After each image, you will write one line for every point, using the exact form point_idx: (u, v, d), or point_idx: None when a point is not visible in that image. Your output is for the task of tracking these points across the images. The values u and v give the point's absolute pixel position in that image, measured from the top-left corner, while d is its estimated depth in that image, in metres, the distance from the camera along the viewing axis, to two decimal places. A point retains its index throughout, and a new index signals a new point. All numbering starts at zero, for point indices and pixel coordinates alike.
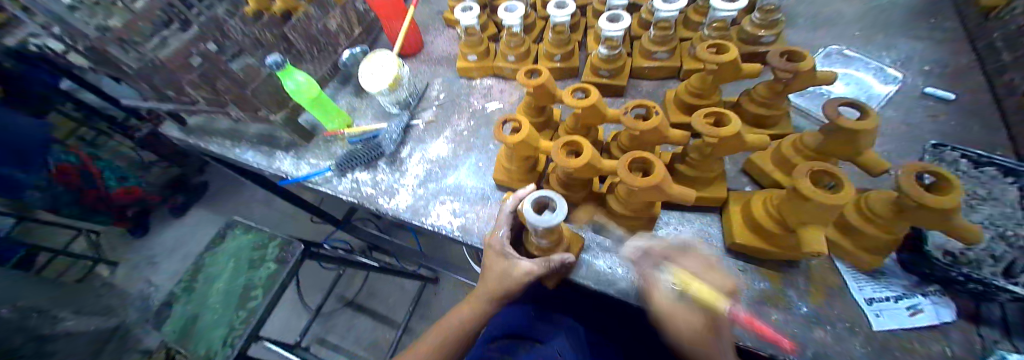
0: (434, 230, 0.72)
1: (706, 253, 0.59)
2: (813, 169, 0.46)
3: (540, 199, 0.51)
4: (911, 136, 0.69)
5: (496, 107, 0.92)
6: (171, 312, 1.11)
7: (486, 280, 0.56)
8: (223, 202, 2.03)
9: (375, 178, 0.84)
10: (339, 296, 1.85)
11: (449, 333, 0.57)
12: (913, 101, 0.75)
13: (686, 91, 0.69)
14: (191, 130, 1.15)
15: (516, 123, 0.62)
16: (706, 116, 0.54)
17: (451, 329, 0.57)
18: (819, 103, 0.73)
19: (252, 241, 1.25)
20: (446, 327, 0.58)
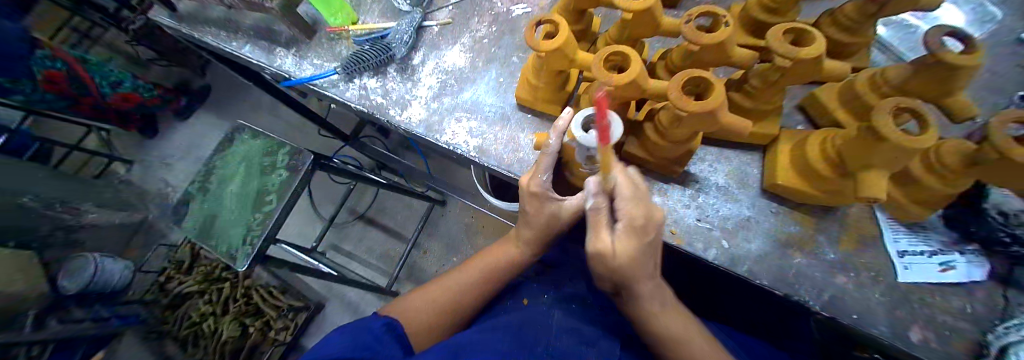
0: (449, 148, 0.68)
1: (740, 193, 0.55)
2: (897, 106, 0.39)
3: (587, 116, 0.47)
4: (998, 86, 0.60)
5: (522, 12, 0.80)
6: (190, 209, 1.17)
7: (539, 221, 0.58)
8: (227, 107, 1.98)
9: (386, 86, 0.77)
10: (351, 209, 1.93)
11: (493, 265, 0.67)
12: (1012, 44, 0.63)
13: (755, 5, 0.57)
14: (181, 17, 1.04)
15: (551, 26, 0.52)
16: (782, 33, 0.45)
17: (497, 263, 0.67)
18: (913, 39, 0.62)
19: (260, 147, 1.23)
20: (491, 261, 0.67)
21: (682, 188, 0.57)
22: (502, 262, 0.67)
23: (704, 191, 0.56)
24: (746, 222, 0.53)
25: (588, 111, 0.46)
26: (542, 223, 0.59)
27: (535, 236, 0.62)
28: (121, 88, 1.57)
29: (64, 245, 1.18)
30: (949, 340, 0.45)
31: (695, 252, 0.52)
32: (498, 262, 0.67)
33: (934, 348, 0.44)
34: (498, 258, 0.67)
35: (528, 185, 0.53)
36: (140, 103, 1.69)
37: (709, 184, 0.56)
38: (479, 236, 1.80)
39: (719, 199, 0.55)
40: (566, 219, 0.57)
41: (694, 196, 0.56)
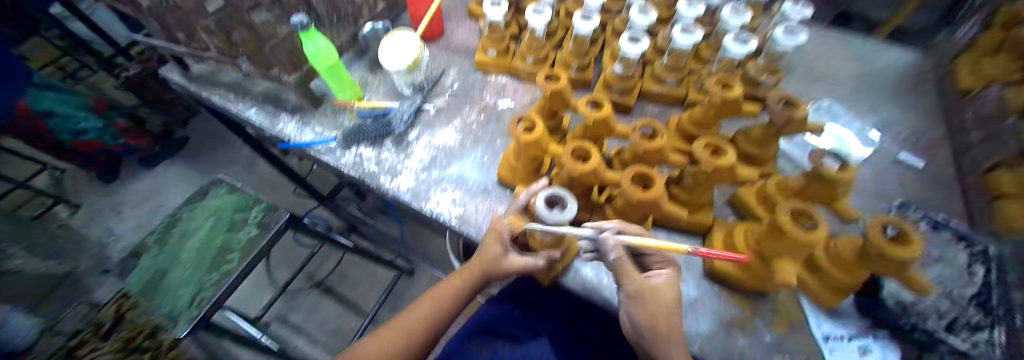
0: (432, 216, 0.74)
1: (687, 275, 0.63)
2: (793, 208, 0.50)
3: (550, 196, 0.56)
4: (883, 195, 0.74)
5: (507, 106, 0.95)
6: (139, 263, 1.10)
7: (482, 257, 0.59)
8: (204, 157, 1.97)
9: (380, 156, 0.85)
10: (309, 275, 1.83)
11: (439, 302, 0.62)
12: (891, 163, 0.80)
13: (688, 121, 0.73)
14: (194, 77, 1.14)
15: (529, 123, 0.64)
16: (705, 145, 0.59)
17: (442, 298, 0.62)
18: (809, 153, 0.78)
19: (234, 202, 1.22)
20: (437, 296, 0.62)
21: None
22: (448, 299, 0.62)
23: None
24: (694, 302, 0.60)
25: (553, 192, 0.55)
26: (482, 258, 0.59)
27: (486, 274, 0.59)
28: (82, 137, 1.58)
29: None
30: None
31: None
32: (443, 298, 0.62)
33: None
34: (442, 296, 0.62)
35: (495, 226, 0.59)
36: (106, 150, 1.71)
37: None
38: None
39: None
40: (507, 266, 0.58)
41: None
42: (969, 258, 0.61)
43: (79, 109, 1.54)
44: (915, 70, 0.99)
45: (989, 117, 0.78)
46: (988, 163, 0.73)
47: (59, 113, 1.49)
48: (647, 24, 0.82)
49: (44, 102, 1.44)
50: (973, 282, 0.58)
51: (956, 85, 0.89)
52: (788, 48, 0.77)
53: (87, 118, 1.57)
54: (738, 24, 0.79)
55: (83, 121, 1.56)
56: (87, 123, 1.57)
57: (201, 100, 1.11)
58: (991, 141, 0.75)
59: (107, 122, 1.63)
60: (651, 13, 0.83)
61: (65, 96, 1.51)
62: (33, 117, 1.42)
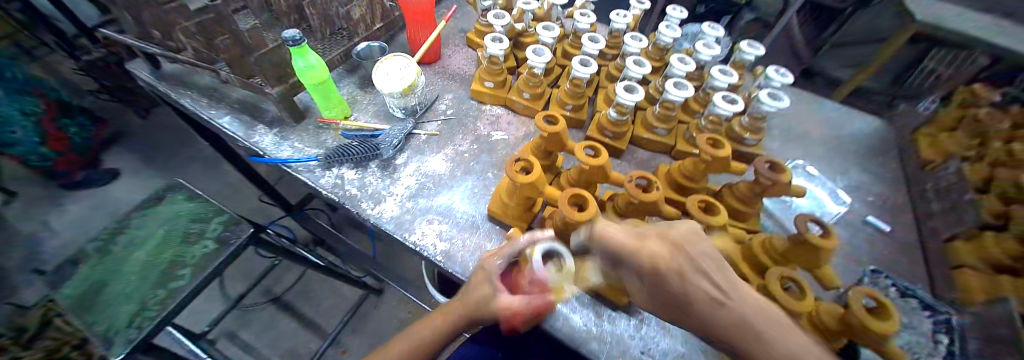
0: (416, 250, 0.70)
1: (674, 328, 0.62)
2: (783, 273, 0.52)
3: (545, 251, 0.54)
4: (853, 256, 0.78)
5: (501, 137, 0.94)
6: (74, 272, 0.97)
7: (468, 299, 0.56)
8: (162, 153, 1.80)
9: (363, 179, 0.80)
10: (266, 289, 1.68)
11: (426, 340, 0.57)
12: (859, 225, 0.84)
13: (678, 172, 0.75)
14: (164, 75, 1.05)
15: (527, 164, 0.63)
16: (697, 201, 0.60)
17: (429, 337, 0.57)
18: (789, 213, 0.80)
19: (193, 211, 1.11)
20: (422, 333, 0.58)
21: (627, 317, 0.62)
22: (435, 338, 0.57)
23: (645, 322, 0.62)
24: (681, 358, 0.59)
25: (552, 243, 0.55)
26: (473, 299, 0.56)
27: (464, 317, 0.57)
28: (6, 148, 1.41)
29: None
30: None
31: None
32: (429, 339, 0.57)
33: None
34: (425, 335, 0.58)
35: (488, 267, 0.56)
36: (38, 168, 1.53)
37: (649, 316, 0.63)
38: None
39: (658, 332, 0.61)
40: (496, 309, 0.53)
41: (635, 327, 0.61)
42: (934, 325, 0.63)
43: (23, 115, 1.43)
44: (878, 137, 1.08)
45: (947, 190, 0.85)
46: (948, 233, 0.79)
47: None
48: (642, 75, 0.85)
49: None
50: (941, 349, 0.60)
51: (919, 155, 0.97)
52: (770, 110, 0.80)
53: (25, 128, 1.43)
54: (726, 83, 0.83)
55: (21, 130, 1.42)
56: (21, 133, 1.42)
57: (169, 101, 1.02)
58: (951, 213, 0.81)
59: (46, 136, 1.48)
60: (646, 65, 0.86)
61: (16, 99, 1.42)
62: None
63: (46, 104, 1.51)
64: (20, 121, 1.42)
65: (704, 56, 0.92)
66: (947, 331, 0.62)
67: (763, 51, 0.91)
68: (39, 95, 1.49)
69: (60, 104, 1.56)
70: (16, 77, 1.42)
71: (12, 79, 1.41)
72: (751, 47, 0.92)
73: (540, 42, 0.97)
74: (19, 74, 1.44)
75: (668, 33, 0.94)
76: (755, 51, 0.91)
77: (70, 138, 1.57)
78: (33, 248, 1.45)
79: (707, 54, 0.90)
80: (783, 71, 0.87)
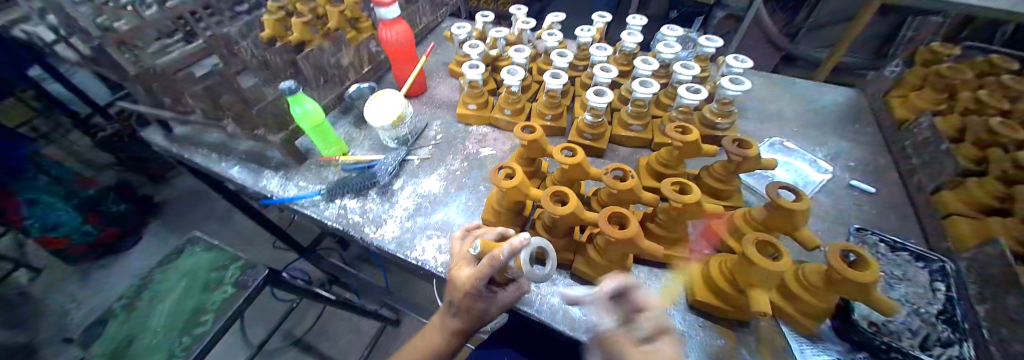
0: (417, 264, 0.73)
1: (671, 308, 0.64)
2: (757, 239, 0.54)
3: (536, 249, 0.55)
4: (842, 220, 0.80)
5: (489, 153, 0.99)
6: (103, 332, 1.01)
7: (466, 316, 0.57)
8: (178, 214, 1.90)
9: (364, 206, 0.86)
10: (285, 334, 1.70)
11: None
12: (844, 189, 0.87)
13: (656, 161, 0.80)
14: (177, 139, 1.15)
15: (509, 170, 0.68)
16: (672, 183, 0.64)
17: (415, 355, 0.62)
18: (765, 183, 0.84)
19: (211, 260, 1.17)
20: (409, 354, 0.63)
21: None
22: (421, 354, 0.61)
23: None
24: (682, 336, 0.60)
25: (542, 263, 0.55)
26: (471, 315, 0.57)
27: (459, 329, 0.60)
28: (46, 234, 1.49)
29: None
30: None
31: None
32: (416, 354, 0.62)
33: None
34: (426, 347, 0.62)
35: (463, 290, 0.53)
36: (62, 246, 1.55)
37: None
38: None
39: None
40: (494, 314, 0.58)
41: None
42: (929, 274, 0.65)
43: (66, 199, 1.51)
44: (853, 107, 1.12)
45: (924, 144, 0.88)
46: (931, 184, 0.81)
47: (42, 203, 1.45)
48: (610, 79, 0.91)
49: (34, 193, 1.43)
50: (938, 296, 0.62)
51: (891, 113, 1.02)
52: (735, 95, 0.85)
53: (67, 210, 1.51)
54: (689, 76, 0.89)
55: (63, 212, 1.50)
56: (65, 215, 1.51)
57: (182, 159, 1.11)
58: (931, 165, 0.84)
59: (84, 214, 1.57)
60: (613, 70, 0.93)
61: (59, 185, 1.51)
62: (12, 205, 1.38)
63: (85, 188, 1.59)
64: (63, 205, 1.50)
65: (666, 55, 0.99)
66: (942, 277, 0.64)
67: (721, 42, 0.98)
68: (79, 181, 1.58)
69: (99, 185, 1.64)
70: (59, 170, 1.52)
71: (55, 172, 1.51)
72: (710, 40, 0.99)
73: (514, 63, 1.05)
74: (59, 167, 1.53)
75: (630, 39, 1.02)
76: (713, 43, 0.98)
77: (105, 214, 1.66)
78: (61, 319, 1.51)
79: (668, 52, 0.97)
80: (742, 57, 0.93)
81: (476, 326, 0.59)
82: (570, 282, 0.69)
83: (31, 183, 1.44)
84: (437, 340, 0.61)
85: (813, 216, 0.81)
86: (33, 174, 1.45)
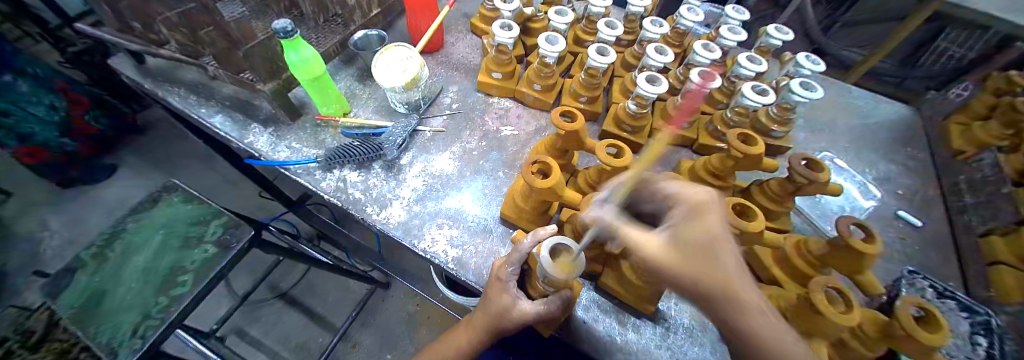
0: (426, 256, 0.66)
1: (703, 336, 0.59)
2: (827, 283, 0.48)
3: (553, 245, 0.51)
4: (884, 252, 0.75)
5: (510, 132, 0.88)
6: (70, 283, 0.93)
7: (488, 311, 0.53)
8: (157, 148, 1.73)
9: (367, 182, 0.76)
10: (271, 285, 1.66)
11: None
12: (889, 219, 0.80)
13: (704, 168, 0.71)
14: (151, 73, 0.98)
15: (546, 167, 0.58)
16: (731, 205, 0.56)
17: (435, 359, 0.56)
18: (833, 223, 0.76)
19: (192, 213, 1.07)
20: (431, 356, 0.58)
21: (653, 324, 0.60)
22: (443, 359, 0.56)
23: (672, 331, 0.60)
24: None
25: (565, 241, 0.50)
26: (489, 308, 0.52)
27: (484, 332, 0.53)
28: (26, 143, 1.31)
29: None
30: None
31: None
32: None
33: None
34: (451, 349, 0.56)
35: (496, 270, 0.54)
36: (44, 161, 1.40)
37: (676, 324, 0.60)
38: (419, 327, 1.63)
39: (686, 339, 0.59)
40: (518, 319, 0.50)
41: (663, 335, 0.59)
42: (969, 325, 0.60)
43: (46, 110, 1.32)
44: (907, 125, 1.02)
45: (983, 182, 0.81)
46: (982, 228, 0.75)
47: (16, 113, 1.24)
48: (663, 64, 0.79)
49: (8, 101, 1.22)
50: (978, 351, 0.57)
51: (948, 144, 0.92)
52: (801, 101, 0.75)
53: (47, 123, 1.33)
54: (754, 72, 0.78)
55: (40, 126, 1.31)
56: (44, 126, 1.33)
57: (156, 97, 0.96)
58: (987, 206, 0.77)
59: (66, 129, 1.40)
60: (669, 54, 0.80)
61: (42, 93, 1.31)
62: None
63: (71, 99, 1.40)
64: (40, 117, 1.31)
65: (727, 42, 0.86)
66: (986, 332, 0.59)
67: (792, 35, 0.85)
68: (63, 88, 1.38)
69: (86, 97, 1.46)
70: (38, 71, 1.30)
71: (35, 74, 1.29)
72: (779, 31, 0.86)
73: (551, 28, 0.91)
74: (38, 68, 1.30)
75: (690, 17, 0.88)
76: (783, 35, 0.85)
77: (93, 132, 1.54)
78: (34, 250, 1.43)
79: (731, 39, 0.84)
80: (814, 57, 0.81)
81: (495, 331, 0.52)
82: (594, 295, 0.63)
83: (8, 89, 1.22)
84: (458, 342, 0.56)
85: None
86: (10, 77, 1.22)
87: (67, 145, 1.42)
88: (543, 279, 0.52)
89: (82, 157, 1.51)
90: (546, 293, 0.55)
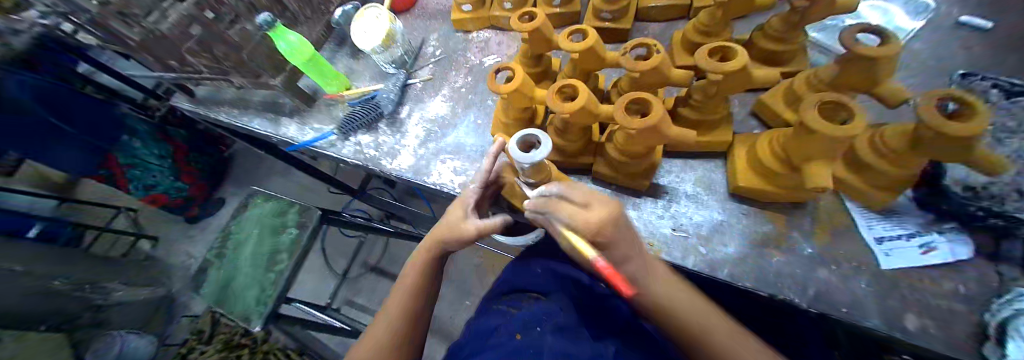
0: (436, 188, 0.73)
1: (708, 199, 0.61)
2: (823, 99, 0.43)
3: (527, 138, 0.52)
4: (937, 68, 0.64)
5: (494, 61, 0.89)
6: (208, 277, 1.22)
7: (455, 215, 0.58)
8: (244, 173, 2.08)
9: (377, 140, 0.84)
10: (362, 261, 1.96)
11: (412, 282, 0.60)
12: (946, 31, 0.68)
13: (694, 29, 0.65)
14: (200, 102, 1.16)
15: (510, 72, 0.59)
16: (713, 51, 0.51)
17: (415, 278, 0.60)
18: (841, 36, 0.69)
19: (271, 208, 1.30)
20: (409, 278, 0.60)
21: (654, 200, 0.62)
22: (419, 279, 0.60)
23: (675, 201, 0.61)
24: (719, 226, 0.58)
25: (532, 132, 0.51)
26: (443, 224, 0.57)
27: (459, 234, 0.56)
28: (154, 190, 1.63)
29: (93, 324, 1.21)
30: (944, 324, 0.45)
31: (674, 260, 0.55)
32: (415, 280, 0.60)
33: (933, 334, 0.45)
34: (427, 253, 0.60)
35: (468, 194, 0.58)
36: (166, 202, 1.73)
37: (678, 194, 0.62)
38: None
39: (691, 206, 0.60)
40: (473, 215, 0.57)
41: (667, 206, 0.61)
42: None
43: (159, 158, 1.58)
44: None
45: None
46: None
47: (140, 165, 1.54)
48: None
49: (131, 157, 1.51)
50: None
51: None
52: None
53: (162, 169, 1.60)
54: None
55: (160, 172, 1.60)
56: (162, 171, 1.60)
57: (212, 121, 1.15)
58: None
59: (176, 171, 1.67)
60: None
61: (154, 145, 1.54)
62: (121, 169, 1.52)
63: (174, 146, 1.62)
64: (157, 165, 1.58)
65: None
66: None
67: None
68: (164, 138, 1.57)
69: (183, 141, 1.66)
70: (142, 128, 1.49)
71: (142, 132, 1.49)
72: None
73: None
74: (142, 126, 1.49)
75: None
76: None
77: (197, 168, 1.83)
78: (188, 271, 1.88)
79: None
80: None
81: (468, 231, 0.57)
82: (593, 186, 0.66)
83: (127, 148, 1.48)
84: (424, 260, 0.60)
85: (900, 70, 0.66)
86: (125, 137, 1.46)
87: (182, 186, 1.74)
88: (523, 172, 0.54)
89: (196, 192, 1.86)
90: (532, 187, 0.57)
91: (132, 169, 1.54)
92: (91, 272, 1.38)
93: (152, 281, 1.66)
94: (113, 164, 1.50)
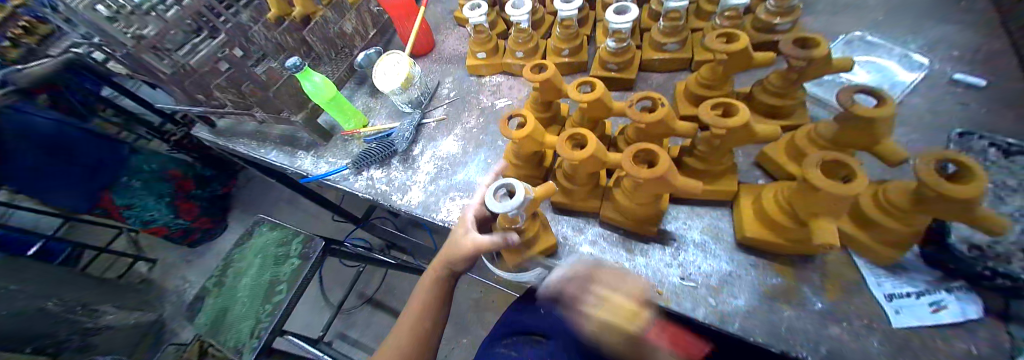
0: (444, 225, 0.74)
1: (715, 248, 0.61)
2: (825, 158, 0.45)
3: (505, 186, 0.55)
4: (932, 124, 0.67)
5: (505, 104, 0.94)
6: (204, 306, 1.20)
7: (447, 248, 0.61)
8: (252, 200, 2.11)
9: (389, 175, 0.87)
10: (360, 293, 1.92)
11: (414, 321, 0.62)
12: (938, 89, 0.71)
13: (696, 83, 0.69)
14: (220, 132, 1.21)
15: (522, 119, 0.62)
16: (714, 107, 0.54)
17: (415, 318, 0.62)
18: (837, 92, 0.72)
19: (276, 237, 1.30)
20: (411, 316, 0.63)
21: (662, 247, 0.62)
22: (416, 316, 0.62)
23: (683, 249, 0.62)
24: (727, 278, 0.58)
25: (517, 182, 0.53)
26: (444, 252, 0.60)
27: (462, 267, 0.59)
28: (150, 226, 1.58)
29: None
30: None
31: (685, 312, 0.54)
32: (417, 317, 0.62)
33: None
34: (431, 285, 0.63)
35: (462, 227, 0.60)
36: (166, 235, 1.71)
37: (686, 242, 0.62)
38: None
39: (699, 255, 0.61)
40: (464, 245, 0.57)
41: (675, 254, 0.61)
42: None
43: (158, 198, 1.53)
44: None
45: None
46: None
47: (138, 205, 1.49)
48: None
49: (127, 198, 1.45)
50: None
51: None
52: None
53: (161, 209, 1.56)
54: None
55: (157, 211, 1.55)
56: (160, 212, 1.57)
57: (229, 150, 1.19)
58: None
59: (175, 209, 1.63)
60: None
61: (154, 185, 1.51)
62: (114, 209, 1.46)
63: (179, 184, 1.61)
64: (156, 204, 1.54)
65: None
66: None
67: None
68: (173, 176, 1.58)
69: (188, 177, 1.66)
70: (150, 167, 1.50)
71: (148, 169, 1.49)
72: None
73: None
74: (149, 164, 1.50)
75: None
76: None
77: (197, 203, 1.76)
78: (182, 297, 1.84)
79: None
80: None
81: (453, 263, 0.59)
82: (600, 231, 0.67)
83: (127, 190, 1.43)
84: (423, 293, 0.63)
85: (895, 124, 0.68)
86: (125, 178, 1.42)
87: (185, 223, 1.72)
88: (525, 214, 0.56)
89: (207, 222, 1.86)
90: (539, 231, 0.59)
91: (127, 208, 1.48)
92: (83, 295, 1.34)
93: (143, 307, 1.62)
94: (106, 204, 1.43)
